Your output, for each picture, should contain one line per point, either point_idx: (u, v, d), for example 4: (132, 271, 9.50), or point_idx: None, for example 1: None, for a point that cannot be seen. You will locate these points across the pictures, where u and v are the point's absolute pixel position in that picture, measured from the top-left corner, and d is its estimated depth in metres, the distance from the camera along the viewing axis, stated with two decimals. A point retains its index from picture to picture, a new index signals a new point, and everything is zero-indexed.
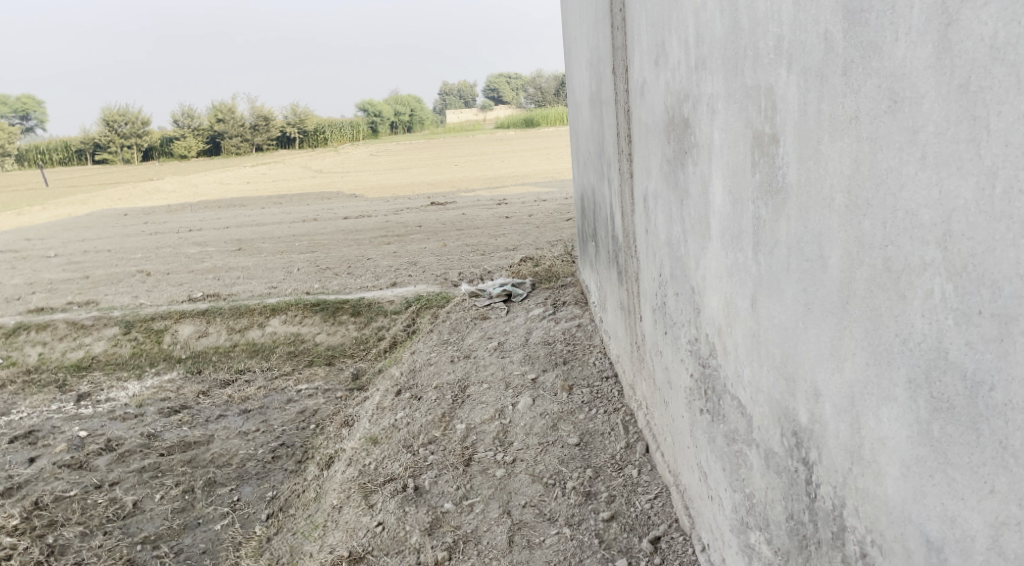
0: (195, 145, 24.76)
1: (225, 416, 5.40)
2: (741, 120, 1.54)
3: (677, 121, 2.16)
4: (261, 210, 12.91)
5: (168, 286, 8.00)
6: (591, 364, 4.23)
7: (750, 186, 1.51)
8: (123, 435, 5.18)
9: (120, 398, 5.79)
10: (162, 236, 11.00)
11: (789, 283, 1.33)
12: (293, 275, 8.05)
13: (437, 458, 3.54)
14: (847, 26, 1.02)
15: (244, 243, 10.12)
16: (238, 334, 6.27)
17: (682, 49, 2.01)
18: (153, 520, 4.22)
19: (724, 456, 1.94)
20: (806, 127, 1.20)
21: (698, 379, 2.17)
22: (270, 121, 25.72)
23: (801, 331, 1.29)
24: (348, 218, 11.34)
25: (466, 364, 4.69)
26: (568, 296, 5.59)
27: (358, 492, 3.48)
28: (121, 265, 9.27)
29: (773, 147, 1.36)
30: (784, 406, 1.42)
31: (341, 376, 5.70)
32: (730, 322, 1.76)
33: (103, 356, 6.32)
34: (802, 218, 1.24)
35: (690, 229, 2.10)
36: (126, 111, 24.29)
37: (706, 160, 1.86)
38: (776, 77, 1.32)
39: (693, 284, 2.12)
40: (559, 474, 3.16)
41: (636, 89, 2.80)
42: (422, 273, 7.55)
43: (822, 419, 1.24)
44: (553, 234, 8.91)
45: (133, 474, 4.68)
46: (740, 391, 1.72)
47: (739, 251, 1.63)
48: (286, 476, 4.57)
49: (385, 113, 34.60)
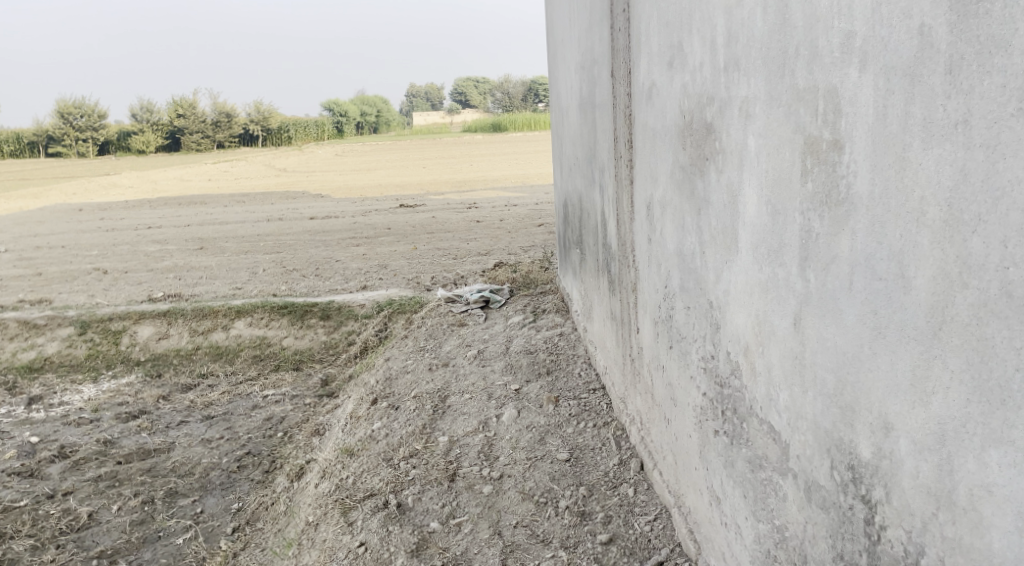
0: (155, 140, 24.03)
1: (187, 422, 5.14)
2: (788, 125, 1.43)
3: (696, 126, 2.04)
4: (224, 209, 12.55)
5: (127, 285, 7.67)
6: (576, 375, 4.11)
7: (798, 197, 1.40)
8: (78, 442, 4.90)
9: (75, 402, 5.49)
10: (119, 233, 10.61)
11: (851, 305, 1.22)
12: (259, 275, 7.80)
13: (420, 473, 3.36)
14: (955, 18, 0.93)
15: (207, 242, 9.78)
16: (201, 337, 6.00)
17: (705, 49, 1.91)
18: (110, 533, 3.97)
19: (746, 482, 1.83)
20: (881, 133, 1.10)
21: (713, 399, 2.05)
22: (233, 118, 25.25)
23: (866, 356, 1.18)
24: (315, 219, 11.07)
25: (445, 373, 4.52)
26: (547, 304, 5.46)
27: (336, 507, 3.29)
28: (76, 262, 8.88)
29: (833, 153, 1.25)
30: (837, 437, 1.31)
31: (310, 382, 5.49)
32: (761, 341, 1.65)
33: (57, 357, 5.99)
34: (874, 233, 1.13)
35: (710, 241, 1.98)
36: (82, 105, 23.59)
37: (736, 169, 1.75)
38: (842, 76, 1.20)
39: (712, 299, 2.00)
40: (550, 491, 3.02)
41: (642, 93, 2.69)
42: (393, 276, 7.36)
43: (893, 456, 1.13)
44: (526, 239, 8.78)
45: (88, 483, 4.41)
46: (773, 416, 1.61)
47: (779, 265, 1.52)
48: (253, 486, 4.34)
49: (351, 113, 34.19)
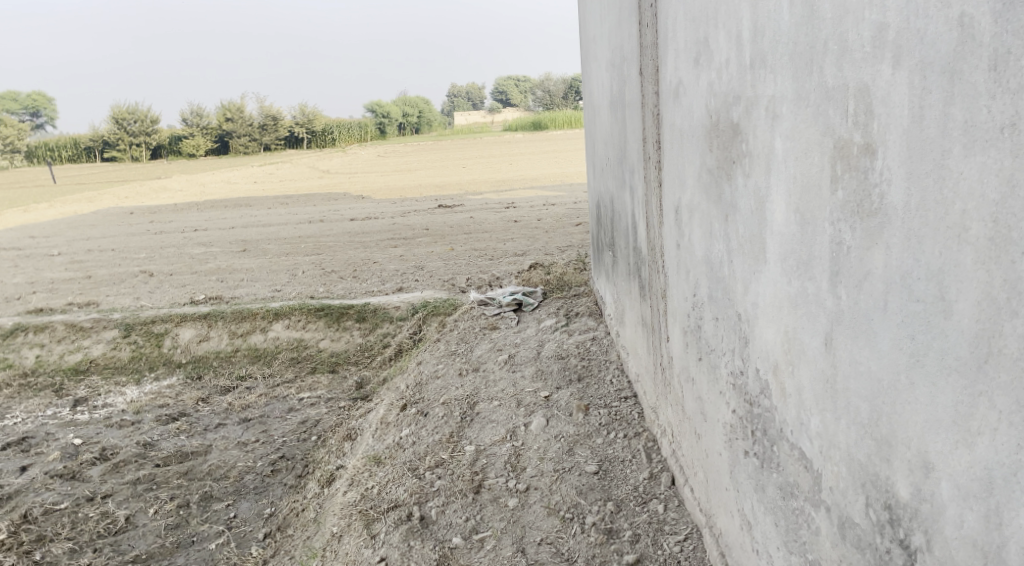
0: (204, 143, 24.55)
1: (225, 425, 5.17)
2: (817, 127, 1.30)
3: (723, 126, 1.91)
4: (268, 210, 12.71)
5: (171, 288, 7.78)
6: (608, 382, 3.98)
7: (828, 206, 1.28)
8: (118, 444, 4.96)
9: (118, 404, 5.57)
10: (166, 236, 10.80)
11: (885, 328, 1.09)
12: (298, 277, 7.83)
13: (445, 483, 3.29)
14: (1001, 6, 0.82)
15: (249, 244, 9.89)
16: (240, 339, 6.04)
17: (731, 45, 1.78)
18: (145, 537, 3.99)
19: (777, 510, 1.70)
20: (915, 138, 0.98)
21: (742, 417, 1.93)
22: (279, 121, 25.68)
23: (903, 386, 1.06)
24: (355, 220, 11.11)
25: (476, 378, 4.44)
26: (581, 307, 5.34)
27: (360, 519, 3.24)
28: (124, 265, 9.05)
29: (864, 159, 1.13)
30: (873, 472, 1.18)
31: (345, 385, 5.48)
32: (791, 360, 1.52)
33: (102, 359, 6.08)
34: (910, 249, 1.01)
35: (738, 250, 1.85)
36: (135, 110, 24.20)
37: (764, 174, 1.62)
38: (874, 73, 1.08)
39: (740, 310, 1.87)
40: (577, 506, 2.92)
41: (669, 91, 2.56)
42: (429, 278, 7.32)
43: (934, 500, 1.00)
44: (564, 239, 8.65)
45: (127, 486, 4.45)
46: (804, 441, 1.48)
47: (808, 279, 1.39)
48: (286, 491, 4.33)
49: (393, 114, 34.44)
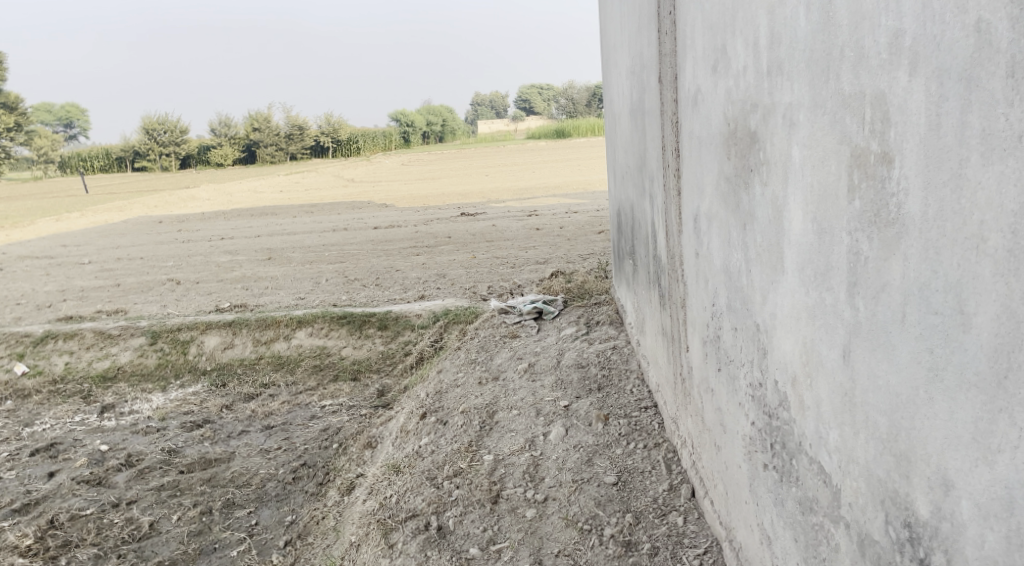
0: (231, 153, 24.89)
1: (247, 432, 5.21)
2: (834, 134, 1.28)
3: (741, 134, 1.89)
4: (293, 219, 12.84)
5: (197, 296, 7.88)
6: (628, 392, 3.95)
7: (845, 214, 1.25)
8: (144, 450, 5.01)
9: (144, 411, 5.64)
10: (194, 244, 10.96)
11: (904, 341, 1.07)
12: (322, 285, 7.89)
13: (463, 493, 3.28)
14: (1018, 12, 0.80)
15: (274, 252, 9.99)
16: (263, 347, 6.09)
17: (748, 52, 1.76)
18: (168, 543, 4.03)
19: (797, 524, 1.66)
20: (931, 147, 0.96)
21: (762, 430, 1.89)
22: (304, 130, 25.98)
23: (922, 401, 1.02)
24: (378, 228, 11.18)
25: (495, 387, 4.42)
26: (603, 315, 5.31)
27: (378, 528, 3.25)
28: (152, 274, 9.18)
29: (881, 168, 1.10)
30: (892, 488, 1.15)
31: (366, 393, 5.51)
32: (810, 372, 1.49)
33: (129, 366, 6.16)
34: (928, 260, 0.98)
35: (756, 259, 1.82)
36: (165, 120, 24.61)
37: (781, 182, 1.59)
38: (891, 81, 1.06)
39: (759, 321, 1.84)
40: (595, 518, 2.90)
41: (688, 99, 2.54)
42: (451, 286, 7.33)
43: (954, 518, 0.97)
44: (586, 247, 8.61)
45: (151, 493, 4.50)
46: (823, 455, 1.45)
47: (826, 290, 1.36)
48: (307, 499, 4.35)
49: (417, 122, 34.66)
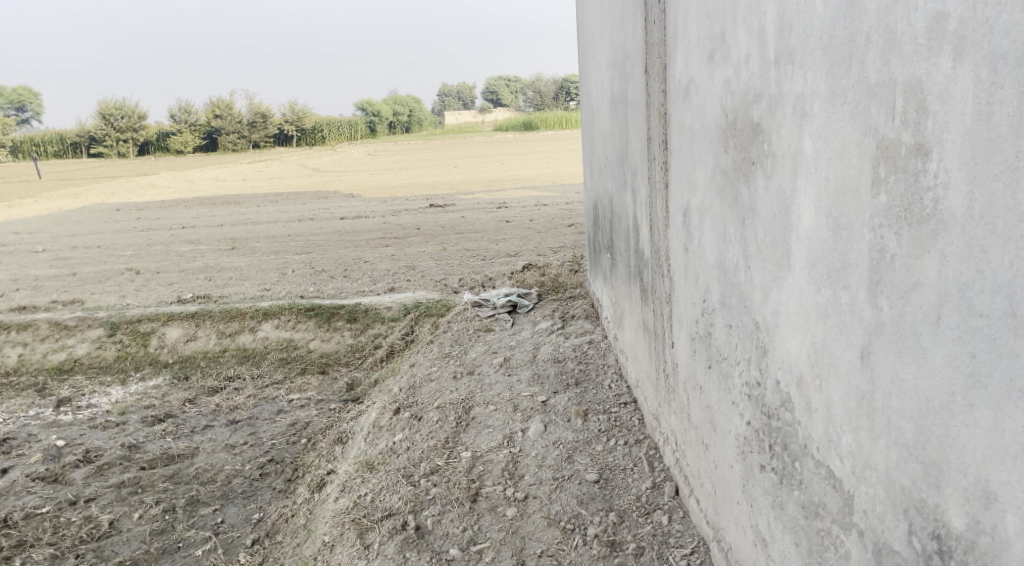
0: (192, 140, 24.29)
1: (212, 427, 5.04)
2: (855, 125, 1.22)
3: (741, 125, 1.83)
4: (257, 208, 12.56)
5: (158, 286, 7.63)
6: (606, 387, 3.89)
7: (867, 209, 1.20)
8: (102, 446, 4.82)
9: (102, 405, 5.43)
10: (153, 233, 10.64)
11: (937, 343, 1.02)
12: (288, 276, 7.70)
13: (441, 491, 3.19)
14: None
15: (238, 242, 9.75)
16: (228, 339, 5.91)
17: (751, 40, 1.70)
18: (129, 543, 3.86)
19: (798, 529, 1.62)
20: (980, 139, 0.92)
21: (759, 431, 1.84)
22: (268, 118, 25.47)
23: (959, 408, 0.98)
24: (345, 219, 10.98)
25: (471, 382, 4.33)
26: (578, 309, 5.25)
27: (352, 528, 3.15)
28: (110, 263, 8.88)
29: (914, 160, 1.05)
30: (917, 497, 1.10)
31: (335, 386, 5.38)
32: (819, 373, 1.44)
33: (86, 359, 5.94)
34: (975, 258, 0.94)
35: (756, 254, 1.77)
36: (123, 105, 23.94)
37: (789, 176, 1.54)
38: (929, 68, 1.00)
39: (758, 318, 1.79)
40: (578, 517, 2.84)
41: (679, 89, 2.47)
42: (421, 278, 7.21)
43: (997, 533, 0.93)
44: (557, 240, 8.55)
45: (111, 490, 4.32)
46: (833, 460, 1.40)
47: (841, 288, 1.31)
48: (275, 496, 4.21)
49: (384, 112, 34.24)
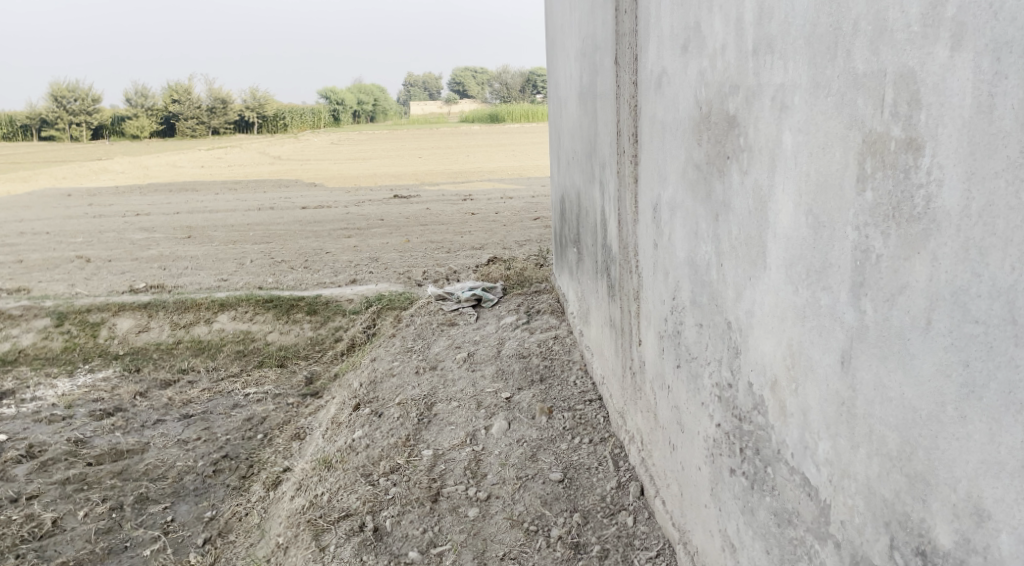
0: (149, 125, 23.67)
1: (164, 421, 4.86)
2: (840, 118, 1.16)
3: (716, 118, 1.76)
4: (216, 196, 12.24)
5: (109, 275, 7.35)
6: (571, 384, 3.83)
7: (851, 207, 1.14)
8: (47, 440, 4.61)
9: (48, 397, 5.19)
10: (106, 220, 10.30)
11: (926, 351, 0.97)
12: (246, 267, 7.49)
13: (400, 491, 3.09)
14: None
15: (194, 230, 9.48)
16: (182, 331, 5.71)
17: (728, 28, 1.63)
18: (73, 543, 3.69)
19: (769, 536, 1.57)
20: (980, 133, 0.87)
21: (730, 434, 1.79)
22: (229, 104, 24.92)
23: (949, 419, 0.94)
24: (307, 208, 10.76)
25: (433, 377, 4.24)
26: (543, 304, 5.18)
27: (307, 530, 3.04)
28: (59, 250, 8.56)
29: (904, 155, 1.00)
30: (900, 511, 1.05)
31: (294, 380, 5.23)
32: (794, 377, 1.39)
33: (32, 350, 5.69)
34: (972, 262, 0.89)
35: (729, 252, 1.71)
36: (76, 89, 23.22)
37: (766, 171, 1.48)
38: (923, 57, 0.94)
39: (731, 319, 1.73)
40: (541, 518, 2.77)
41: (650, 81, 2.41)
42: (384, 270, 7.07)
43: (989, 553, 0.89)
44: (522, 234, 8.47)
45: (54, 487, 4.13)
46: (808, 466, 1.35)
47: (821, 289, 1.25)
48: (229, 493, 4.07)
49: (348, 101, 33.78)
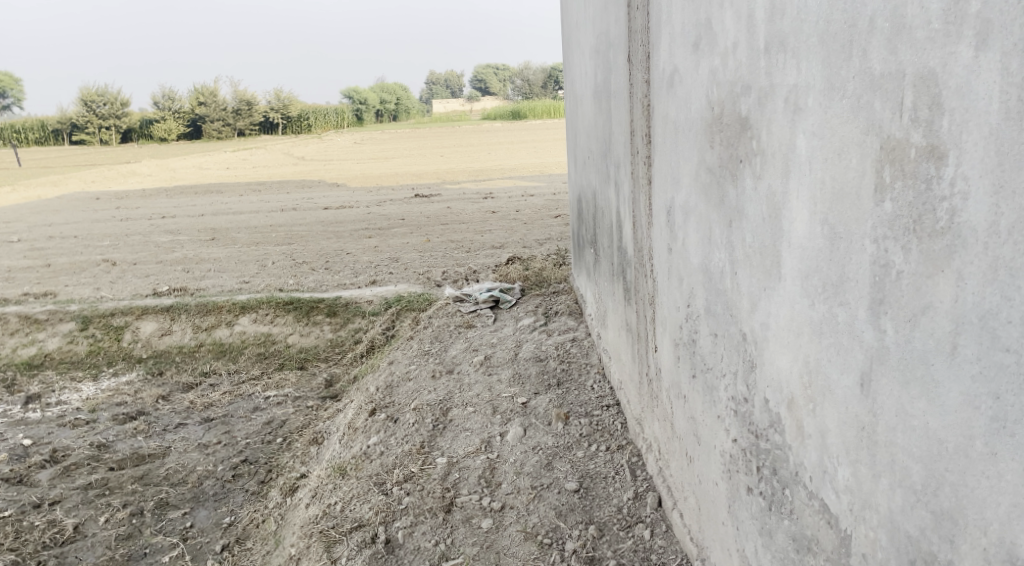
0: (176, 128, 23.94)
1: (185, 425, 4.86)
2: (856, 121, 1.07)
3: (728, 120, 1.68)
4: (240, 197, 12.31)
5: (133, 278, 7.40)
6: (589, 388, 3.76)
7: (869, 218, 1.06)
8: (70, 445, 4.64)
9: (72, 402, 5.22)
10: (133, 223, 10.39)
11: (952, 378, 0.89)
12: (268, 268, 7.51)
13: (413, 501, 3.05)
14: None
15: (218, 232, 9.52)
16: (204, 334, 5.72)
17: (740, 24, 1.54)
18: (94, 549, 3.69)
19: (788, 561, 1.49)
20: (1010, 143, 0.79)
21: (746, 451, 1.70)
22: (253, 106, 25.10)
23: (979, 455, 0.86)
24: (329, 209, 10.77)
25: (450, 381, 4.18)
26: (562, 305, 5.10)
27: (320, 541, 3.00)
28: (87, 254, 8.64)
29: (926, 164, 0.91)
30: (926, 549, 0.97)
31: (313, 383, 5.21)
32: (812, 397, 1.30)
33: (57, 354, 5.74)
34: (1003, 283, 0.81)
35: (743, 261, 1.63)
36: (105, 93, 23.53)
37: (780, 176, 1.39)
38: (945, 58, 0.86)
39: (746, 330, 1.65)
40: (556, 530, 2.71)
41: (662, 79, 2.32)
42: (404, 271, 7.04)
43: None
44: (542, 232, 8.38)
45: (77, 492, 4.14)
46: (827, 492, 1.27)
47: (837, 305, 1.16)
48: (247, 498, 4.05)
49: (371, 100, 33.89)
